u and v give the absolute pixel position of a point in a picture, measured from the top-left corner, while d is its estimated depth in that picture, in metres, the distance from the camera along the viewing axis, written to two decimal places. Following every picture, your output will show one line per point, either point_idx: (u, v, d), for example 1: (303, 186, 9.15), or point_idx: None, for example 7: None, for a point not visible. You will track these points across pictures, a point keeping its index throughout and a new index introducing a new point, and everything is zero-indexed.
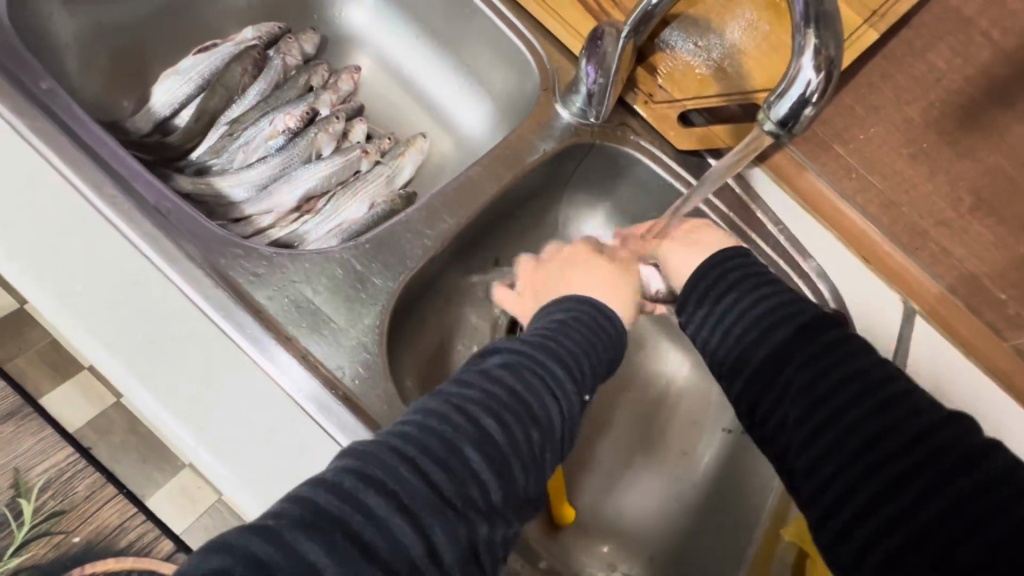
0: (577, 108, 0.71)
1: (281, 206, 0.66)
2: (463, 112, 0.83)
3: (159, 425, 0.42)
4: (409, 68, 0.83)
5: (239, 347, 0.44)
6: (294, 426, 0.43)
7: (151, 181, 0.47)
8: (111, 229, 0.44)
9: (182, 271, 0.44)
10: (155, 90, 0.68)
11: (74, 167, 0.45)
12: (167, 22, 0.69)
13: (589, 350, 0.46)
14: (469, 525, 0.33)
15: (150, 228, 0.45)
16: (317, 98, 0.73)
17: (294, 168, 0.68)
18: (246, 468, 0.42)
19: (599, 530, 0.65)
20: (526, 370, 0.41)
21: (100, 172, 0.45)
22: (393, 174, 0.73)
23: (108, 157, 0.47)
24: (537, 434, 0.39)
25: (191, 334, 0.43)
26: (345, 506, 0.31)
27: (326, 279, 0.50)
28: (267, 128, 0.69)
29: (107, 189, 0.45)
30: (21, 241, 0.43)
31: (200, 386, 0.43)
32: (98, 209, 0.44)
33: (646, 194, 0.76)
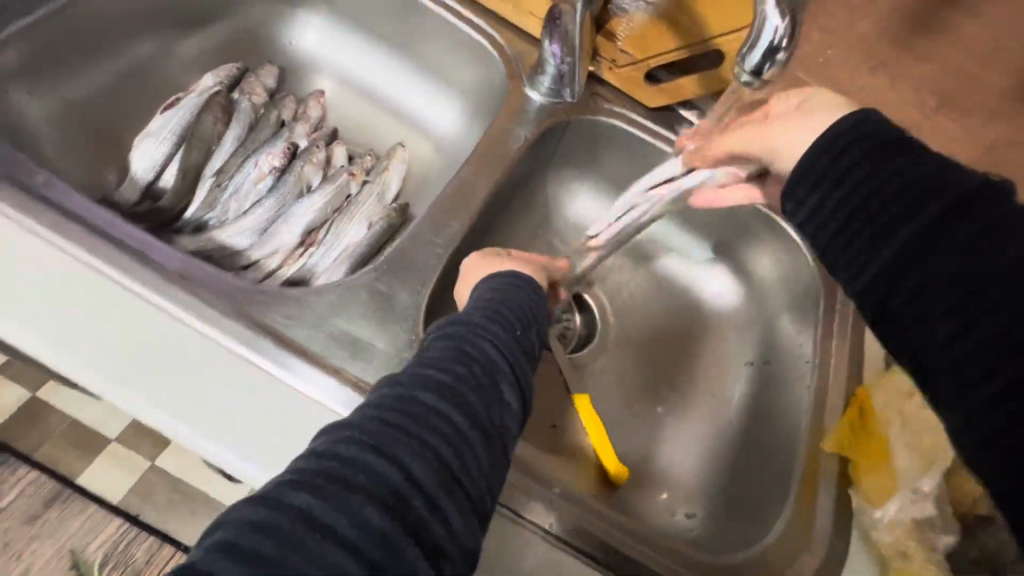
0: (547, 87, 0.73)
1: (285, 245, 0.67)
2: (435, 113, 0.83)
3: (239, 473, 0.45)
4: (372, 81, 0.84)
5: (291, 389, 0.46)
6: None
7: (170, 252, 0.48)
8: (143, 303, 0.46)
9: (222, 329, 0.46)
10: (134, 157, 0.68)
11: (93, 252, 0.46)
12: (129, 88, 0.69)
13: (518, 306, 0.47)
14: (443, 453, 0.33)
15: (181, 293, 0.46)
16: (292, 132, 0.74)
17: (289, 205, 0.69)
18: None
19: (654, 481, 0.69)
20: (461, 330, 0.42)
21: (118, 252, 0.46)
22: (383, 190, 0.74)
23: (121, 234, 0.48)
24: (485, 372, 0.39)
25: (246, 386, 0.46)
26: (329, 471, 0.29)
27: (356, 307, 0.52)
28: (253, 172, 0.69)
29: (130, 266, 0.46)
30: (77, 342, 0.46)
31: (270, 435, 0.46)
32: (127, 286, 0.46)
33: (629, 158, 0.78)
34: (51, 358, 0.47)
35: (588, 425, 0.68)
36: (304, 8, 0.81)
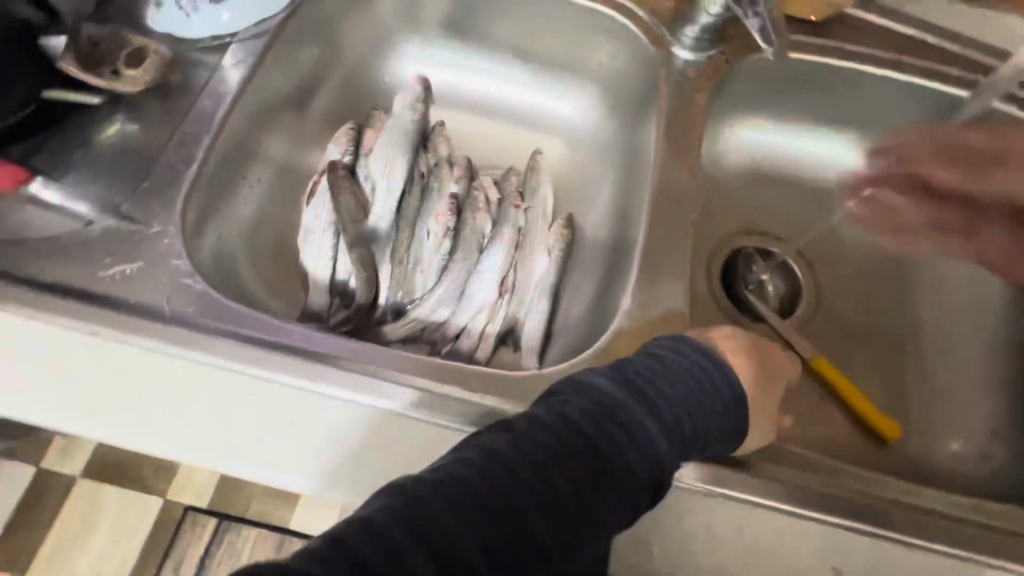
0: (691, 42, 0.64)
1: (486, 302, 0.64)
2: (560, 105, 0.76)
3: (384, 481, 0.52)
4: (486, 93, 0.77)
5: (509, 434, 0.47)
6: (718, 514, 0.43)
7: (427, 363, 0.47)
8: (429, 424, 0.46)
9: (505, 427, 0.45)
10: (311, 261, 0.64)
11: (379, 393, 0.45)
12: (279, 188, 0.66)
13: (728, 367, 0.42)
14: (608, 472, 0.34)
15: (462, 403, 0.46)
16: (440, 181, 0.69)
17: (474, 263, 0.65)
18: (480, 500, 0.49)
19: (938, 429, 0.64)
20: (654, 377, 0.38)
21: (395, 385, 0.46)
22: (544, 210, 0.71)
23: (394, 365, 0.47)
24: (684, 430, 0.37)
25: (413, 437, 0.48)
26: (473, 490, 0.31)
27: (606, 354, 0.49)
28: (429, 242, 0.66)
29: (420, 398, 0.46)
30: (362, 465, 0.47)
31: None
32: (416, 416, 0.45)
33: (793, 87, 0.70)
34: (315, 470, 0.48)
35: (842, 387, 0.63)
36: (393, 38, 0.75)
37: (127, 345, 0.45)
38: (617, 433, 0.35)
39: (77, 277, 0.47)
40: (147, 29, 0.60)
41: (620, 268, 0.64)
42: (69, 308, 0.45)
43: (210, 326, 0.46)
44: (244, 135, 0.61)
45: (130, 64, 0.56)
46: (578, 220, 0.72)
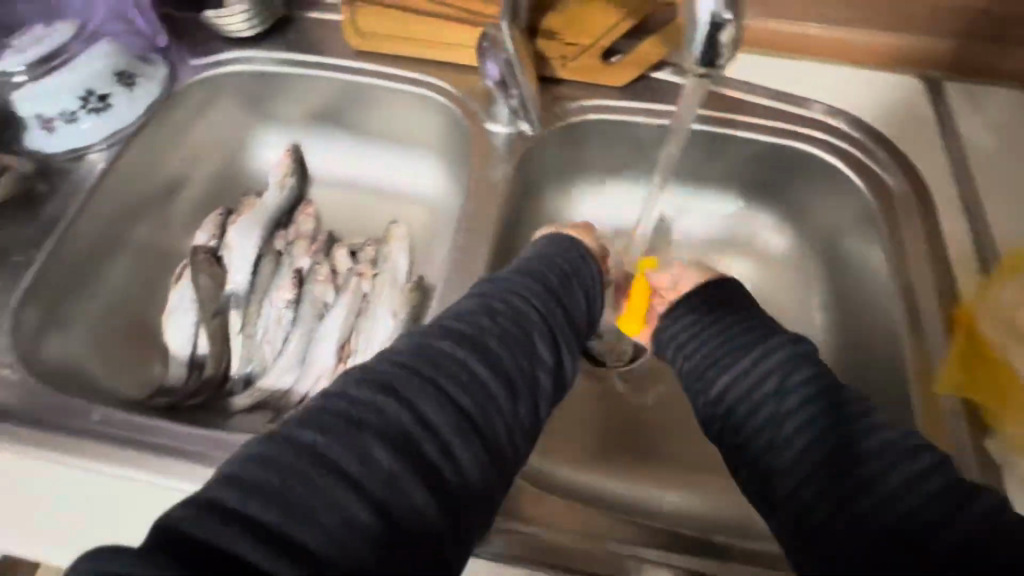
0: (505, 116, 0.70)
1: (325, 368, 0.68)
2: (414, 175, 0.83)
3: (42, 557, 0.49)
4: (350, 170, 0.85)
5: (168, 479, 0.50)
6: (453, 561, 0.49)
7: (208, 435, 0.51)
8: (199, 496, 0.49)
9: None
10: (169, 339, 0.70)
11: (159, 469, 0.50)
12: (141, 274, 0.72)
13: (513, 329, 0.44)
14: (389, 474, 0.34)
15: None
16: (292, 256, 0.75)
17: (317, 331, 0.70)
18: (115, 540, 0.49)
19: None
20: (431, 356, 0.40)
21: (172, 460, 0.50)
22: (391, 275, 0.75)
23: (178, 441, 0.51)
24: (477, 406, 0.39)
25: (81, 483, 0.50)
26: (272, 477, 0.32)
27: None
28: (275, 314, 0.71)
29: (199, 470, 0.50)
30: (100, 535, 0.49)
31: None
32: (191, 489, 0.49)
33: (618, 145, 0.73)
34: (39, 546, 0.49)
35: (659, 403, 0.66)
36: (259, 128, 0.83)
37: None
38: (367, 462, 0.33)
39: None
40: (14, 145, 0.68)
41: None
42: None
43: (24, 414, 0.52)
44: (99, 233, 0.68)
45: None
46: (428, 281, 0.77)
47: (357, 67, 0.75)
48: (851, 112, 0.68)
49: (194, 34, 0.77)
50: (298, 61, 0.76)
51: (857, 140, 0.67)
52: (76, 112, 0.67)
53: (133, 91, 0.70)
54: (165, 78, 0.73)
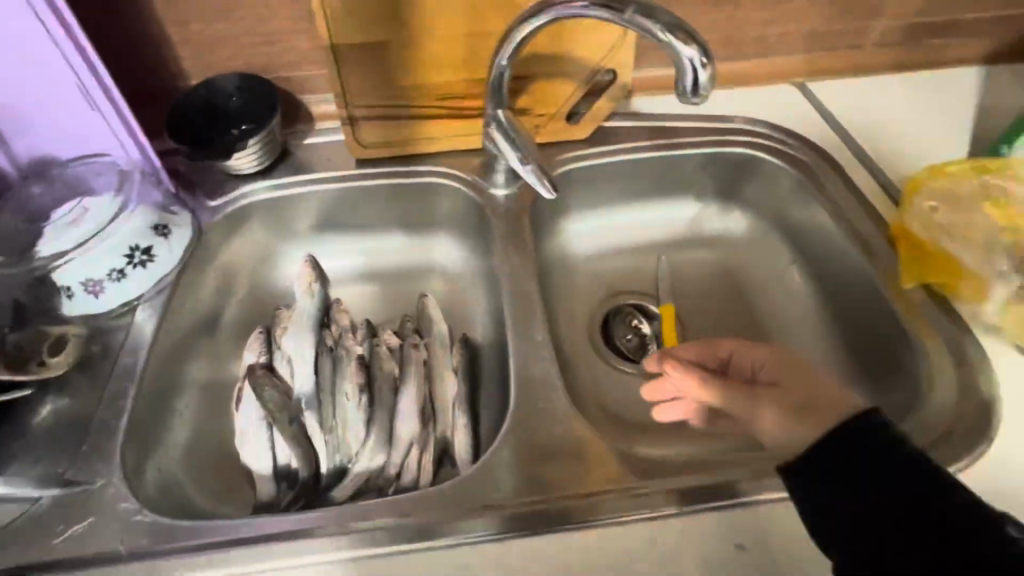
0: (502, 179, 0.84)
1: (414, 435, 0.72)
2: (428, 253, 0.93)
3: None
4: (365, 262, 0.93)
5: (345, 556, 0.53)
6: (608, 530, 0.55)
7: (361, 508, 0.55)
8: (372, 553, 0.53)
9: (444, 528, 0.54)
10: (251, 459, 0.72)
11: (325, 547, 0.53)
12: (207, 406, 0.75)
13: None
14: None
15: (401, 525, 0.54)
16: (345, 348, 0.80)
17: (394, 405, 0.74)
18: None
19: None
20: None
21: (338, 536, 0.53)
22: (440, 339, 0.83)
23: (334, 519, 0.54)
24: None
25: None
26: None
27: (513, 436, 0.61)
28: (349, 403, 0.74)
29: (367, 536, 0.53)
30: None
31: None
32: (363, 553, 0.53)
33: (594, 184, 0.90)
34: None
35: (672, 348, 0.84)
36: (277, 249, 0.90)
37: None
38: None
39: (34, 555, 0.53)
40: (59, 317, 0.70)
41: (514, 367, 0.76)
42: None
43: (168, 545, 0.53)
44: (166, 375, 0.71)
45: (52, 351, 0.66)
46: (470, 336, 0.86)
47: (362, 174, 0.86)
48: (757, 118, 0.90)
49: (207, 183, 0.84)
50: (306, 181, 0.86)
51: (770, 135, 0.88)
52: (124, 269, 0.71)
53: (170, 239, 0.75)
54: (193, 224, 0.79)
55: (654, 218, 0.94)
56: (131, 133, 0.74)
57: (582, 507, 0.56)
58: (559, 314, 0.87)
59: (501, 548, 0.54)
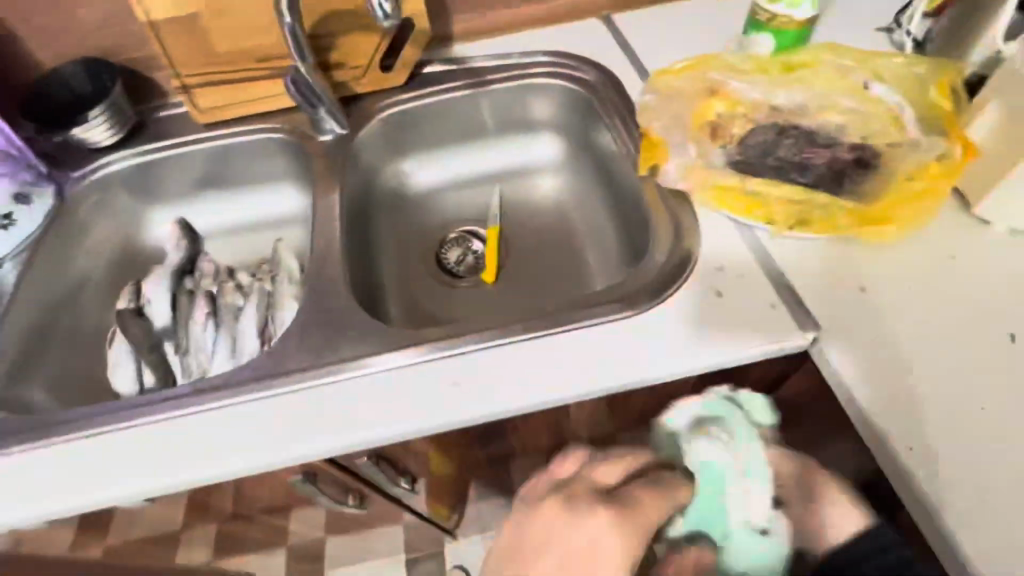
0: (329, 126, 0.94)
1: (252, 349, 0.84)
2: (282, 205, 1.05)
3: (49, 515, 0.61)
4: (231, 219, 1.05)
5: (142, 427, 0.64)
6: (362, 382, 0.65)
7: (160, 394, 0.66)
8: (165, 422, 0.65)
9: (226, 399, 0.65)
10: (118, 383, 0.84)
11: (126, 421, 0.65)
12: (81, 345, 0.88)
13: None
14: None
15: (191, 401, 0.65)
16: (201, 288, 0.93)
17: (236, 327, 0.86)
18: (109, 478, 0.62)
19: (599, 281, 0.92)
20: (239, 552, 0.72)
21: (137, 412, 0.65)
22: (288, 273, 0.95)
23: (138, 402, 0.66)
24: None
25: (72, 456, 0.63)
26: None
27: (300, 325, 0.71)
28: (198, 329, 0.86)
29: (161, 411, 0.65)
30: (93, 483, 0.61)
31: (205, 440, 0.63)
32: (158, 422, 0.65)
33: (417, 125, 1.01)
34: (44, 506, 0.60)
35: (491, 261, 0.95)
36: (146, 214, 1.01)
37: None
38: None
39: None
40: None
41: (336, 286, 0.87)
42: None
43: (4, 430, 0.65)
44: (34, 319, 0.84)
45: None
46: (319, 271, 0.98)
47: (206, 137, 0.97)
48: (560, 50, 0.99)
49: (70, 158, 0.95)
50: (157, 148, 0.97)
51: (567, 64, 0.98)
52: None
53: (31, 205, 0.87)
54: (55, 195, 0.90)
55: (484, 153, 1.07)
56: None
57: (344, 369, 0.67)
58: (397, 244, 0.99)
59: (275, 409, 0.65)
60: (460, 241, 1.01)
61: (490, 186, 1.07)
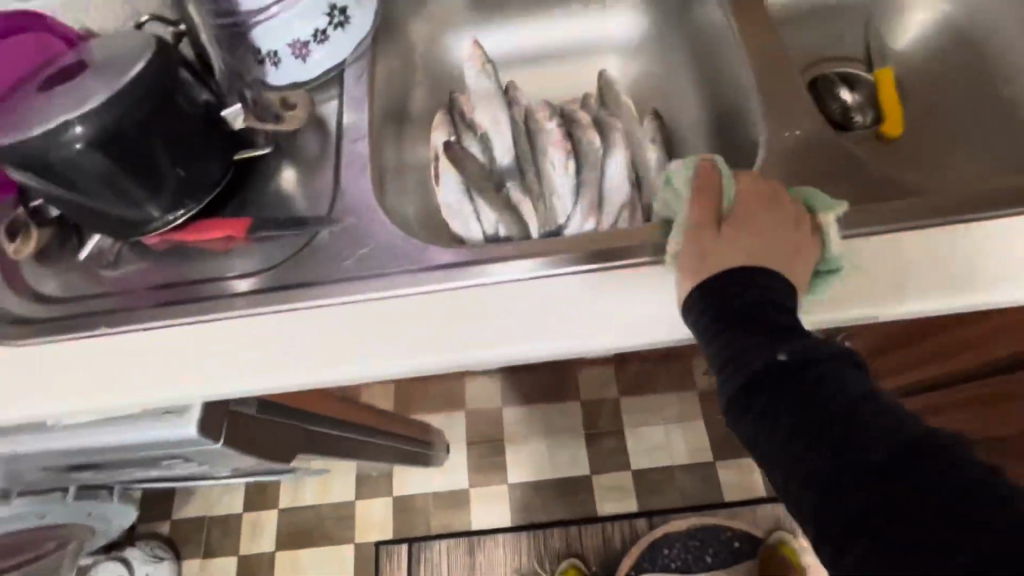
0: None
1: (624, 195, 0.71)
2: (601, 29, 0.85)
3: (482, 362, 0.57)
4: (533, 41, 0.87)
5: (571, 275, 0.58)
6: (849, 248, 0.56)
7: (580, 240, 0.60)
8: (594, 273, 0.58)
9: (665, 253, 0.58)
10: (464, 226, 0.72)
11: (551, 266, 0.59)
12: (417, 184, 0.77)
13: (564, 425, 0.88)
14: None
15: (617, 252, 0.58)
16: (537, 122, 0.77)
17: (599, 170, 0.73)
18: (544, 328, 0.56)
19: None
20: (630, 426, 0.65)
21: (564, 257, 0.59)
22: (631, 111, 0.79)
23: (556, 247, 0.60)
24: None
25: (497, 301, 0.58)
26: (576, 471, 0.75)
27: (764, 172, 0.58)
28: (555, 168, 0.74)
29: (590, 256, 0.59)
30: (533, 332, 0.57)
31: (634, 294, 0.57)
32: (589, 270, 0.58)
33: None
34: (481, 353, 0.56)
35: (892, 109, 0.76)
36: (444, 28, 0.84)
37: (364, 303, 0.59)
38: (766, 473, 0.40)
39: (327, 272, 0.61)
40: (271, 84, 0.70)
41: (728, 124, 0.71)
42: (329, 294, 0.59)
43: (426, 268, 0.60)
44: (379, 146, 0.72)
45: (280, 107, 0.66)
46: (664, 111, 0.80)
47: None
48: None
49: None
50: None
51: None
52: (326, 30, 0.68)
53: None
54: None
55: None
56: None
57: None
58: None
59: None
60: (834, 86, 0.80)
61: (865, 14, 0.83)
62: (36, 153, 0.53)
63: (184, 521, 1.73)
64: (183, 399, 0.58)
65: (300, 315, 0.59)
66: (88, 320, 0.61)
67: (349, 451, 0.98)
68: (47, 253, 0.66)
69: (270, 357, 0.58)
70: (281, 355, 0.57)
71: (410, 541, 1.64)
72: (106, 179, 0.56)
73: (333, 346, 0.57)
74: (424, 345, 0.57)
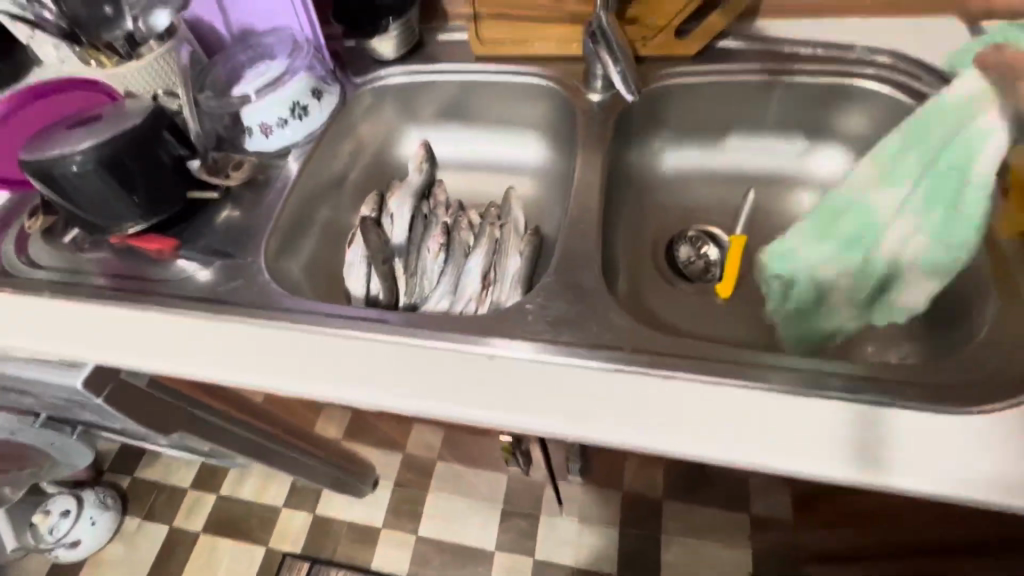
0: (600, 85, 0.89)
1: (473, 290, 0.85)
2: (522, 155, 1.03)
3: (286, 390, 0.70)
4: (467, 152, 1.06)
5: (378, 340, 0.71)
6: (590, 375, 0.65)
7: (398, 316, 0.72)
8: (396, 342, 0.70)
9: (455, 342, 0.69)
10: (349, 283, 0.90)
11: (368, 329, 0.72)
12: (330, 245, 0.96)
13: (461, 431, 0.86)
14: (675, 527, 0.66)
15: (418, 333, 0.70)
16: (436, 218, 0.96)
17: (464, 265, 0.88)
18: (340, 377, 0.69)
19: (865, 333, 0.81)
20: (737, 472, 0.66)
21: (379, 327, 0.72)
22: (516, 224, 0.93)
23: (378, 317, 0.73)
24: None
25: (316, 346, 0.72)
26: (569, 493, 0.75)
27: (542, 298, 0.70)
28: (431, 255, 0.90)
29: (398, 328, 0.71)
30: (330, 378, 0.69)
31: (415, 370, 0.68)
32: (396, 340, 0.70)
33: (698, 104, 0.91)
34: (286, 384, 0.69)
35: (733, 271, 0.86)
36: (399, 130, 1.06)
37: (225, 322, 0.76)
38: None
39: (209, 293, 0.79)
40: (241, 149, 0.93)
41: None
42: (234, 312, 0.76)
43: (277, 308, 0.76)
44: (302, 211, 0.92)
45: (234, 168, 0.90)
46: (544, 230, 0.96)
47: (478, 69, 0.97)
48: (899, 65, 0.83)
49: (359, 65, 1.01)
50: (435, 71, 0.99)
51: (902, 81, 0.82)
52: (287, 119, 0.92)
53: (322, 102, 0.94)
54: (339, 96, 0.97)
55: (763, 150, 0.94)
56: (306, 11, 0.92)
57: (584, 353, 0.66)
58: (628, 221, 0.92)
59: (514, 372, 0.66)
60: (694, 238, 0.92)
61: (745, 188, 0.95)
62: (45, 166, 0.77)
63: (143, 480, 1.94)
64: (79, 358, 0.77)
65: (208, 322, 0.76)
66: (49, 285, 0.83)
67: (244, 448, 1.14)
68: (52, 231, 0.91)
69: (148, 345, 0.75)
70: (159, 345, 0.75)
71: (314, 560, 1.73)
72: (86, 193, 0.79)
73: (189, 349, 0.74)
74: (248, 366, 0.71)
